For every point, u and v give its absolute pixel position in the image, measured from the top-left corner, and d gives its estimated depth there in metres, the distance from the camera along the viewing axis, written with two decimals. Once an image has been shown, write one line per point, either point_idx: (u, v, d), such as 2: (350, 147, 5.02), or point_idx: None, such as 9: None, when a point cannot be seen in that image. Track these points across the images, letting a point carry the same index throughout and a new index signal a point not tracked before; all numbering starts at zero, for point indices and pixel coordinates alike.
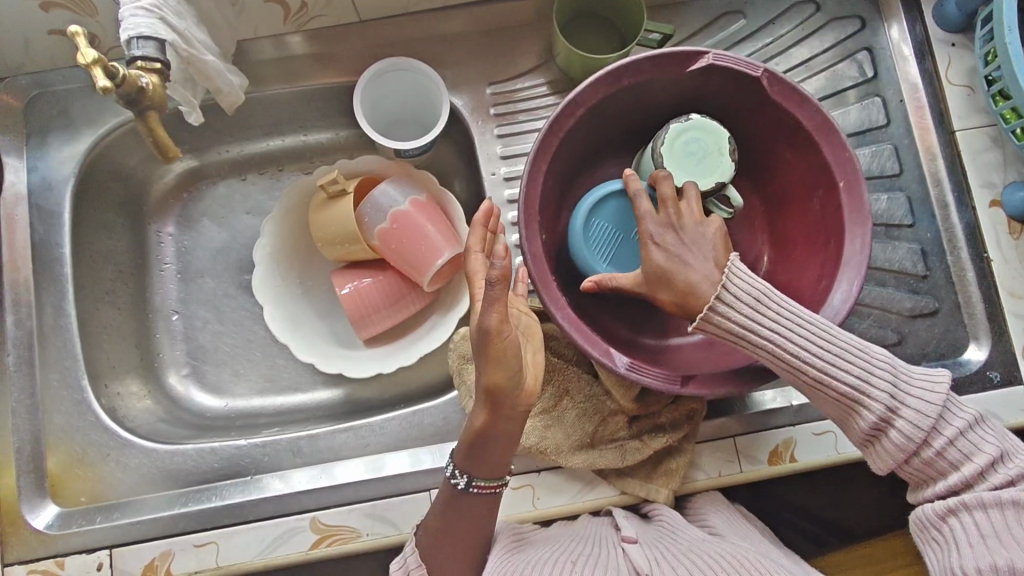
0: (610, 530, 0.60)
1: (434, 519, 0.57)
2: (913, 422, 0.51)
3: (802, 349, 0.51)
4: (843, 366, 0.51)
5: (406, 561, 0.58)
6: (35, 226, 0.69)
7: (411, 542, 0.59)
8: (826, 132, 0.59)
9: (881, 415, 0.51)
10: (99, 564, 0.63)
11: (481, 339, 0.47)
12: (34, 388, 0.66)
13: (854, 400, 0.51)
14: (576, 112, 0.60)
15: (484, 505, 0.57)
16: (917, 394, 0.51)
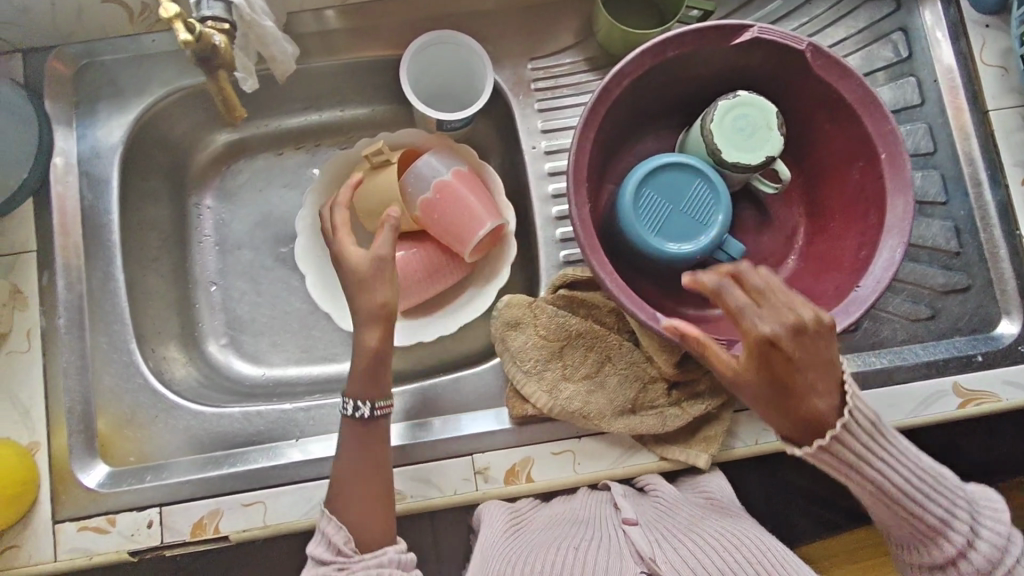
0: (608, 510, 0.64)
1: (346, 473, 0.61)
2: (985, 556, 0.54)
3: (901, 488, 0.53)
4: (928, 518, 0.53)
5: (330, 535, 0.59)
6: (84, 192, 0.71)
7: (325, 514, 0.60)
8: (869, 106, 0.60)
9: (961, 548, 0.54)
10: (148, 522, 0.65)
11: (373, 267, 0.60)
12: (85, 350, 0.68)
13: (939, 534, 0.54)
14: (622, 83, 0.61)
15: (371, 446, 0.62)
16: (988, 534, 0.54)
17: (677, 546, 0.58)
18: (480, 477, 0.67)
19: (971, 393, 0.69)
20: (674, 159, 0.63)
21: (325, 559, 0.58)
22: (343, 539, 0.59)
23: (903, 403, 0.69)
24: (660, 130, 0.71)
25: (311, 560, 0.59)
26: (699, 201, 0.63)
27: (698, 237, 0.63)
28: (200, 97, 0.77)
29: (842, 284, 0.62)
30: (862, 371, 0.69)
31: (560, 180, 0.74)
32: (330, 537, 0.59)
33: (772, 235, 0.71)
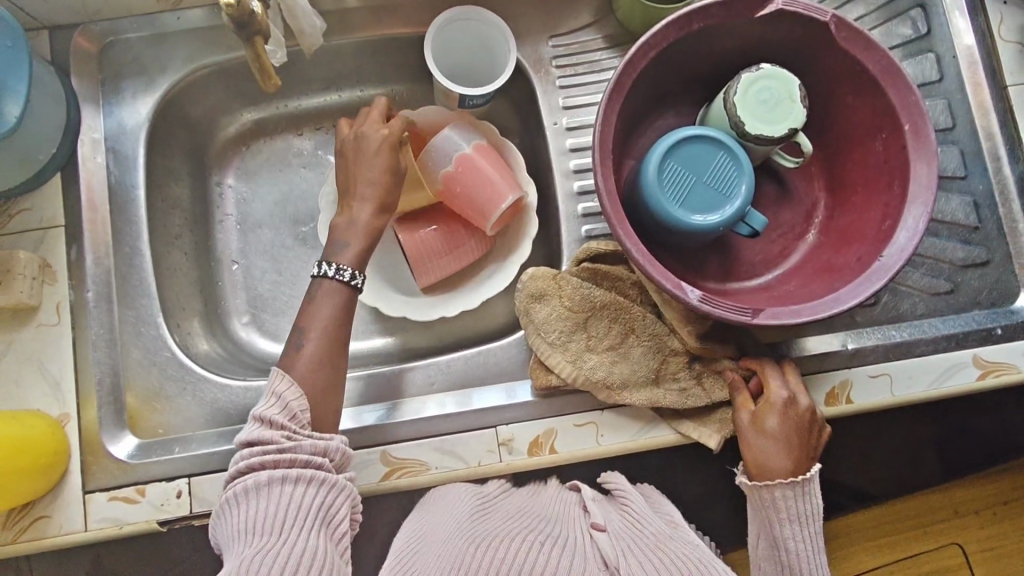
0: (578, 516, 0.67)
1: (316, 345, 0.60)
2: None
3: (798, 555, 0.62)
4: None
5: (285, 396, 0.57)
6: (111, 169, 0.72)
7: (280, 374, 0.58)
8: (892, 78, 0.61)
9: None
10: (178, 492, 0.66)
11: (375, 170, 0.65)
12: (113, 323, 0.69)
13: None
14: (647, 55, 0.62)
15: (351, 314, 0.63)
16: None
17: (641, 555, 0.59)
18: (503, 448, 0.68)
19: (991, 364, 0.69)
20: (697, 131, 0.64)
21: (276, 422, 0.55)
22: (301, 406, 0.57)
23: (924, 375, 0.69)
24: (681, 106, 0.72)
25: (257, 422, 0.55)
26: (721, 172, 0.63)
27: (722, 208, 0.63)
28: (222, 76, 0.77)
29: (864, 255, 0.63)
30: (882, 343, 0.70)
31: (582, 155, 0.75)
32: (285, 399, 0.57)
33: (793, 210, 0.72)
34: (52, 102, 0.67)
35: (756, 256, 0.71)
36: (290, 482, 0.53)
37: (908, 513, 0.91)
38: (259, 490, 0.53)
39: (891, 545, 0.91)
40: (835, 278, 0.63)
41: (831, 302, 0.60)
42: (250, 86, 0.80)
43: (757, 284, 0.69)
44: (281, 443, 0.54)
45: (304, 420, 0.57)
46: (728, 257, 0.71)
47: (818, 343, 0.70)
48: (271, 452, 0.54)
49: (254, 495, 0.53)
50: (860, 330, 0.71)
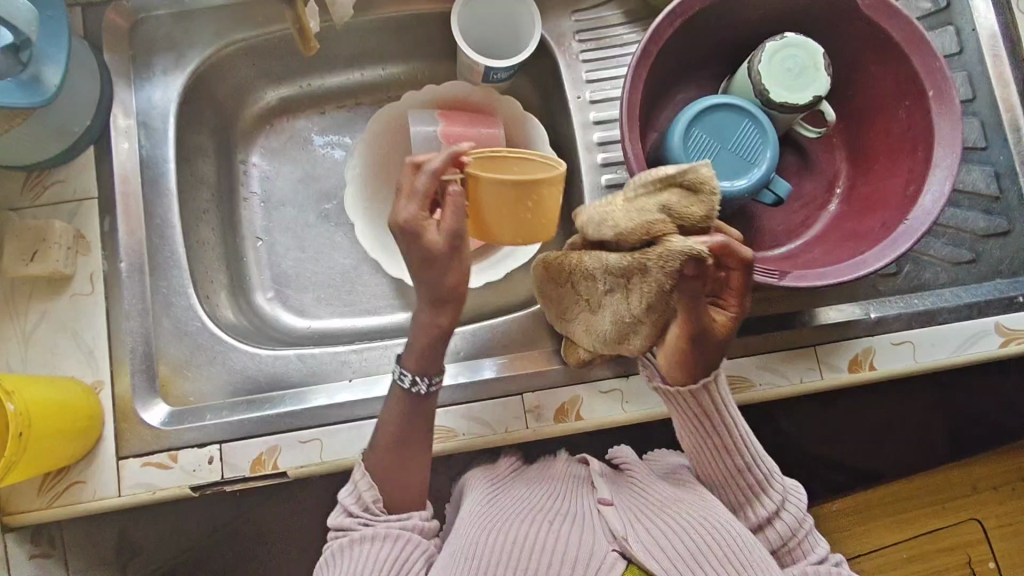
0: (586, 491, 0.65)
1: (387, 438, 0.61)
2: (780, 533, 0.61)
3: (736, 444, 0.62)
4: (756, 458, 0.62)
5: (358, 485, 0.61)
6: (142, 143, 0.73)
7: (362, 466, 0.62)
8: (917, 44, 0.63)
9: (769, 513, 0.62)
10: (209, 459, 0.67)
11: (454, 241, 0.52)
12: (145, 293, 0.70)
13: (758, 493, 0.62)
14: (674, 24, 0.63)
15: (422, 421, 0.61)
16: (792, 510, 0.62)
17: (652, 531, 0.58)
18: (530, 415, 0.69)
19: (1013, 332, 0.70)
20: (722, 100, 0.65)
21: (354, 511, 0.60)
22: (373, 497, 0.61)
23: (947, 342, 0.70)
24: (704, 79, 0.73)
25: (340, 509, 0.61)
26: (746, 139, 0.64)
27: (747, 174, 0.64)
28: (249, 53, 0.79)
29: (888, 220, 0.64)
30: (905, 311, 0.71)
31: (605, 128, 0.75)
32: (359, 488, 0.61)
33: (814, 181, 0.73)
34: (86, 75, 0.68)
35: (779, 226, 0.72)
36: (369, 544, 0.58)
37: (926, 489, 0.91)
38: (341, 553, 0.58)
39: (907, 519, 0.90)
40: (860, 244, 0.64)
41: (857, 265, 0.61)
42: (276, 64, 0.81)
43: (780, 253, 0.70)
44: (359, 526, 0.59)
45: (379, 508, 0.61)
46: (750, 227, 0.71)
47: (840, 312, 0.71)
48: (350, 534, 0.59)
49: (338, 558, 0.58)
50: (883, 299, 0.72)
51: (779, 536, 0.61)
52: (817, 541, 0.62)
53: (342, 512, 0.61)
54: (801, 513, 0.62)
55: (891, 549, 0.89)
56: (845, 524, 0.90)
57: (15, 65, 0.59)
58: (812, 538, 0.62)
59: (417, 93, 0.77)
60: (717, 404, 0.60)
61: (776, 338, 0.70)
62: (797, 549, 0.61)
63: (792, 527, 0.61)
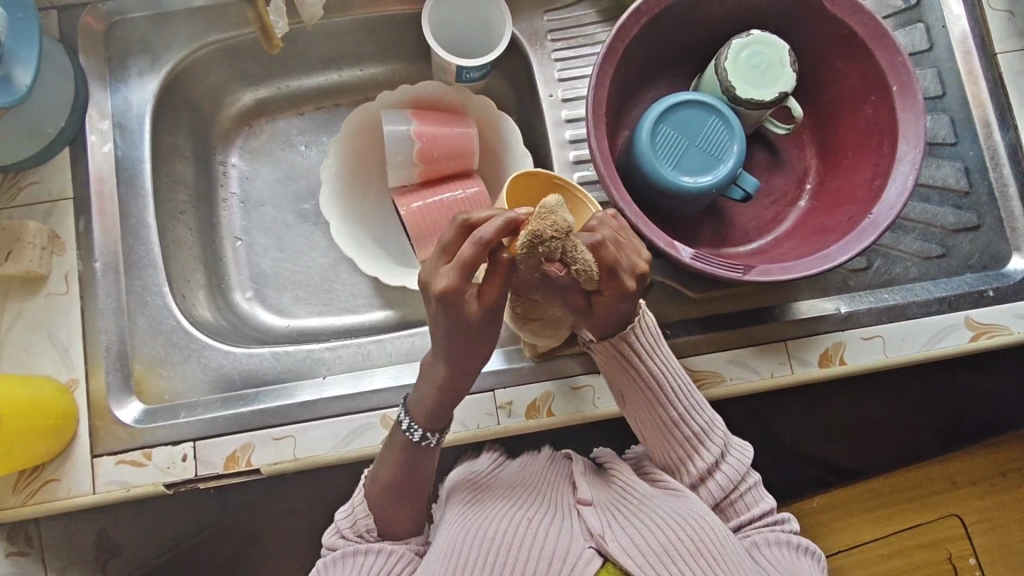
0: (566, 488, 0.63)
1: (386, 477, 0.61)
2: (721, 484, 0.63)
3: (671, 396, 0.64)
4: (692, 411, 0.64)
5: (354, 510, 0.63)
6: (118, 143, 0.73)
7: (359, 494, 0.64)
8: (880, 39, 0.63)
9: (709, 465, 0.63)
10: (183, 456, 0.67)
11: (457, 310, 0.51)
12: (120, 292, 0.71)
13: (697, 446, 0.64)
14: (640, 21, 0.64)
15: (425, 465, 0.62)
16: (732, 461, 0.64)
17: (630, 529, 0.57)
18: (502, 411, 0.69)
19: (984, 326, 0.70)
20: (688, 97, 0.65)
21: (347, 533, 0.62)
22: (367, 524, 0.62)
23: (917, 336, 0.70)
24: (673, 77, 0.73)
25: (333, 531, 0.63)
26: (713, 135, 0.65)
27: (714, 170, 0.64)
28: (225, 55, 0.79)
29: (855, 214, 0.64)
30: (875, 305, 0.71)
31: (577, 126, 0.76)
32: (355, 514, 0.63)
33: (785, 177, 0.73)
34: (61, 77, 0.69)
35: (750, 221, 0.72)
36: (361, 557, 0.60)
37: (905, 485, 0.91)
38: (334, 565, 0.60)
39: (886, 516, 0.90)
40: (827, 238, 0.65)
41: (823, 258, 0.62)
42: (253, 66, 0.82)
43: (750, 248, 0.70)
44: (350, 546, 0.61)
45: (372, 535, 0.63)
46: (721, 223, 0.72)
47: (811, 307, 0.72)
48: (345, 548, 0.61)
49: (333, 567, 0.60)
50: (853, 293, 0.72)
51: (721, 487, 0.63)
52: (758, 494, 0.64)
53: (335, 533, 0.63)
54: (741, 464, 0.64)
55: (870, 546, 0.89)
56: (823, 520, 0.90)
57: None
58: (754, 491, 0.64)
59: (391, 93, 0.77)
60: (647, 356, 0.63)
61: (746, 333, 0.71)
62: (740, 502, 0.63)
63: (734, 478, 0.63)
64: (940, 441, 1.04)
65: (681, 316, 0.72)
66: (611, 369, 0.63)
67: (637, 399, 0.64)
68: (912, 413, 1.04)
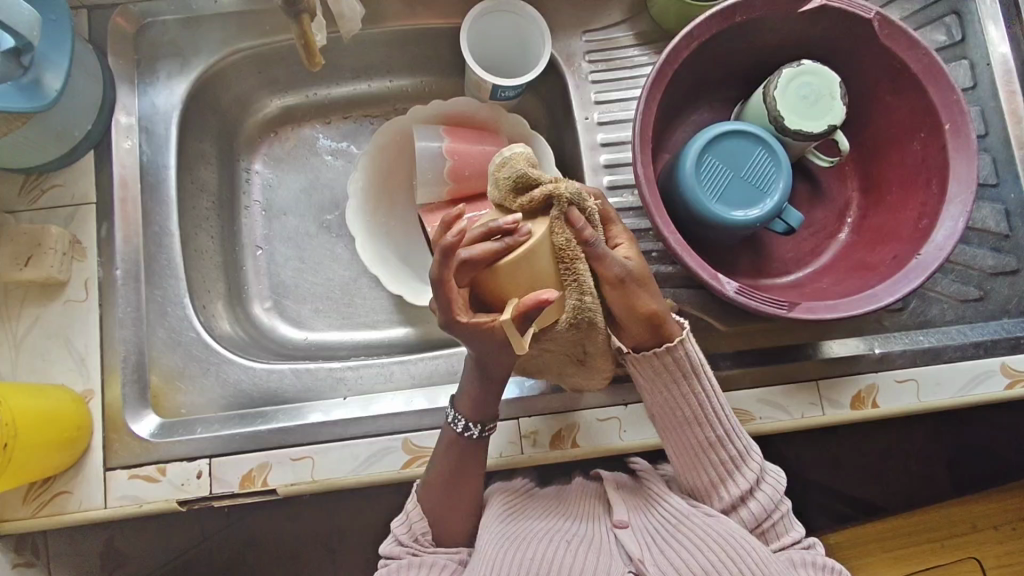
0: (602, 511, 0.63)
1: (440, 474, 0.61)
2: (754, 513, 0.60)
3: (709, 418, 0.60)
4: (732, 434, 0.61)
5: (409, 516, 0.63)
6: (143, 148, 0.72)
7: (413, 499, 0.63)
8: (935, 76, 0.62)
9: (744, 490, 0.60)
10: (198, 473, 0.66)
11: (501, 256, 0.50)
12: (140, 301, 0.69)
13: (731, 470, 0.61)
14: (690, 46, 0.62)
15: (476, 461, 0.62)
16: (768, 489, 0.61)
17: (668, 551, 0.57)
18: (526, 440, 0.68)
19: (1020, 373, 0.69)
20: (735, 126, 0.64)
21: (404, 541, 0.62)
22: (423, 529, 0.62)
23: (951, 381, 0.69)
24: (715, 103, 0.72)
25: (390, 539, 0.63)
26: (759, 168, 0.63)
27: (759, 203, 0.63)
28: (255, 62, 0.78)
29: (900, 253, 0.63)
30: (910, 348, 0.70)
31: (613, 150, 0.74)
32: (410, 519, 0.63)
33: (825, 209, 0.72)
34: (89, 79, 0.68)
35: (788, 253, 0.71)
36: (415, 573, 0.59)
37: (925, 525, 0.89)
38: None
39: (905, 556, 0.88)
40: (870, 276, 0.63)
41: (871, 298, 0.60)
42: (281, 73, 0.80)
43: (789, 281, 0.69)
44: (409, 555, 0.61)
45: (428, 540, 0.63)
46: (759, 255, 0.70)
47: (844, 345, 0.70)
48: (399, 561, 0.60)
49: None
50: (887, 335, 0.71)
51: (760, 513, 0.60)
52: (790, 521, 0.61)
53: (392, 541, 0.63)
54: (777, 492, 0.61)
55: None
56: (838, 558, 0.89)
57: (15, 69, 0.58)
58: (786, 519, 0.61)
59: (425, 107, 0.76)
60: (688, 371, 0.59)
61: (777, 370, 0.69)
62: (771, 530, 0.60)
63: (768, 507, 0.60)
64: (957, 478, 1.03)
65: (712, 349, 0.70)
66: (645, 384, 0.60)
67: (675, 418, 0.61)
68: (929, 449, 1.03)
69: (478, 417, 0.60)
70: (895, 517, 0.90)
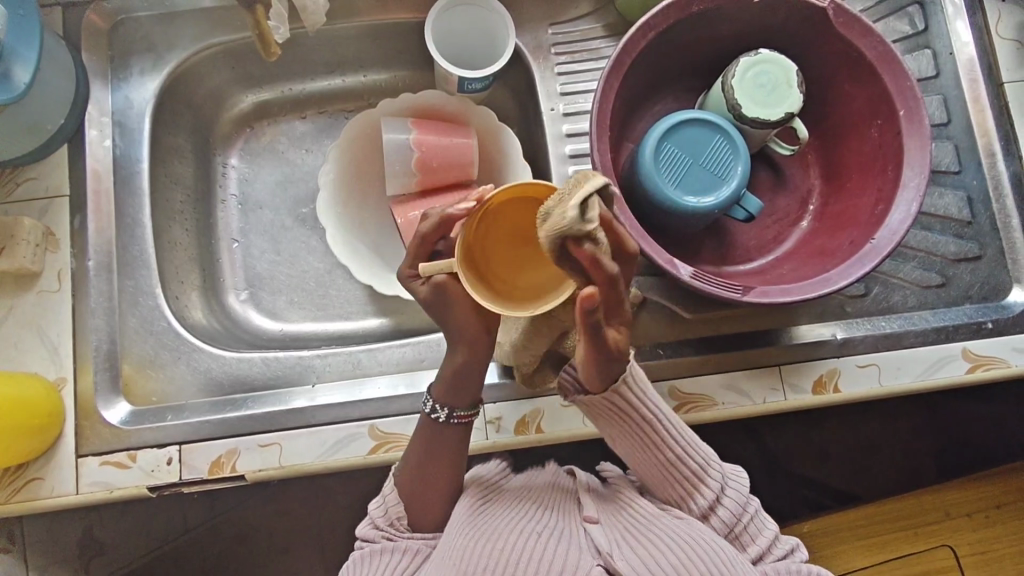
0: (573, 505, 0.62)
1: (414, 461, 0.61)
2: (725, 520, 0.59)
3: (665, 437, 0.60)
4: (688, 447, 0.60)
5: (386, 499, 0.63)
6: (116, 141, 0.73)
7: (389, 481, 0.63)
8: (888, 63, 0.63)
9: (711, 499, 0.59)
10: (168, 459, 0.67)
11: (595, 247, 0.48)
12: (112, 291, 0.70)
13: (696, 484, 0.60)
14: (647, 36, 0.63)
15: (452, 446, 0.61)
16: (733, 494, 0.60)
17: (638, 548, 0.55)
18: (491, 426, 0.69)
19: (981, 358, 0.70)
20: (694, 115, 0.65)
21: (379, 524, 0.62)
22: (399, 513, 0.62)
23: (912, 367, 0.69)
24: (679, 93, 0.73)
25: (367, 522, 0.63)
26: (718, 155, 0.64)
27: (716, 191, 0.64)
28: (228, 56, 0.79)
29: (856, 238, 0.64)
30: (872, 334, 0.70)
31: (578, 141, 0.75)
32: (387, 502, 0.63)
33: (788, 197, 0.72)
34: (62, 74, 0.69)
35: (751, 241, 0.71)
36: (387, 557, 0.59)
37: (899, 513, 0.90)
38: (362, 561, 0.59)
39: (879, 543, 0.89)
40: (828, 261, 0.64)
41: (826, 282, 0.61)
42: (254, 68, 0.82)
43: (751, 267, 0.70)
44: (384, 539, 0.61)
45: (404, 525, 0.62)
46: (722, 243, 0.71)
47: (807, 331, 0.71)
48: (373, 545, 0.60)
49: (356, 568, 0.59)
50: (851, 320, 0.71)
51: (729, 518, 0.59)
52: (762, 522, 0.60)
53: (369, 524, 0.63)
54: (742, 494, 0.60)
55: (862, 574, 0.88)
56: (813, 547, 0.89)
57: None
58: (757, 521, 0.60)
59: (393, 100, 0.77)
60: (639, 401, 0.58)
61: (740, 356, 0.70)
62: (745, 534, 0.59)
63: (736, 512, 0.59)
64: (935, 469, 1.03)
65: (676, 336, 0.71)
66: (599, 420, 0.60)
67: (632, 444, 0.60)
68: (908, 439, 1.03)
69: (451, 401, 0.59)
70: (871, 505, 0.90)
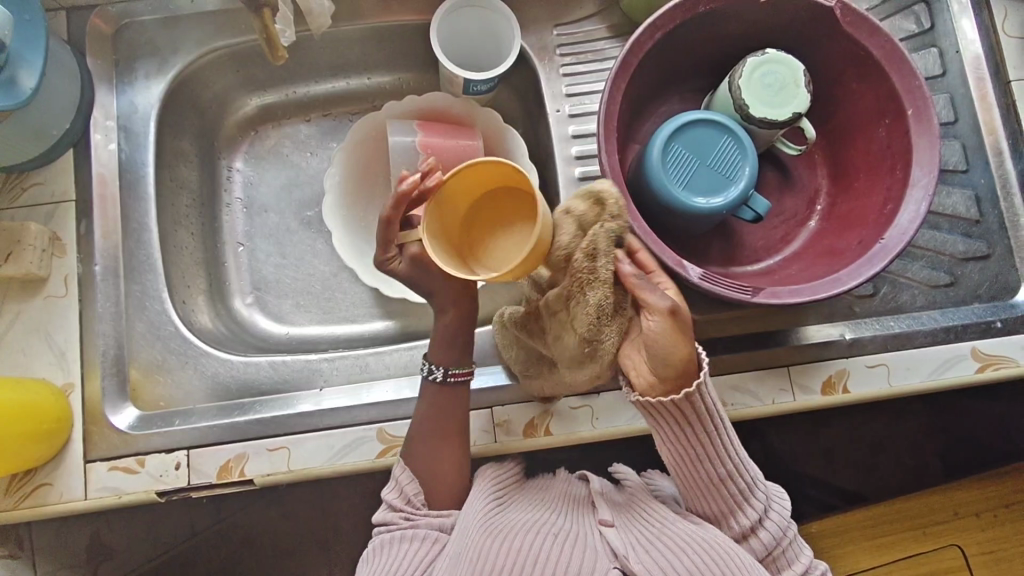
0: (587, 510, 0.62)
1: (426, 428, 0.63)
2: (765, 541, 0.58)
3: (724, 455, 0.56)
4: (741, 467, 0.58)
5: (399, 482, 0.62)
6: (122, 146, 0.73)
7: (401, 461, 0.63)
8: (896, 62, 0.62)
9: (755, 521, 0.58)
10: (176, 464, 0.67)
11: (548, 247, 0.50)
12: (119, 296, 0.70)
13: (742, 502, 0.58)
14: (654, 36, 0.63)
15: (457, 411, 0.64)
16: (776, 516, 0.59)
17: (654, 549, 0.55)
18: (498, 429, 0.69)
19: (990, 357, 0.69)
20: (701, 115, 0.65)
21: (397, 505, 0.62)
22: (414, 490, 0.62)
23: (921, 367, 0.69)
24: (684, 93, 0.73)
25: (383, 506, 0.62)
26: (726, 156, 0.64)
27: (724, 191, 0.64)
28: (232, 59, 0.79)
29: (866, 238, 0.63)
30: (881, 334, 0.70)
31: (584, 142, 0.75)
32: (400, 484, 0.62)
33: (795, 197, 0.72)
34: (67, 78, 0.69)
35: (759, 242, 0.71)
36: (406, 541, 0.59)
37: (908, 513, 0.89)
38: (382, 546, 0.59)
39: (887, 543, 0.88)
40: (837, 261, 0.64)
41: (836, 282, 0.61)
42: (258, 71, 0.82)
43: (759, 268, 0.69)
44: (403, 519, 0.61)
45: (420, 502, 0.62)
46: (730, 244, 0.71)
47: (816, 331, 0.71)
48: (392, 529, 0.60)
49: (380, 552, 0.59)
50: (859, 320, 0.71)
51: (769, 541, 0.58)
52: (800, 546, 0.60)
53: (385, 508, 0.63)
54: (784, 518, 0.59)
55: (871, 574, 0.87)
56: (822, 548, 0.89)
57: None
58: (794, 545, 0.59)
59: (399, 102, 0.77)
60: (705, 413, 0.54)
61: (748, 357, 0.70)
62: (781, 558, 0.59)
63: (777, 535, 0.59)
64: (942, 468, 1.03)
65: None
66: (661, 425, 0.55)
67: (688, 456, 0.56)
68: (914, 438, 1.03)
69: (447, 361, 0.64)
70: (880, 505, 0.90)
